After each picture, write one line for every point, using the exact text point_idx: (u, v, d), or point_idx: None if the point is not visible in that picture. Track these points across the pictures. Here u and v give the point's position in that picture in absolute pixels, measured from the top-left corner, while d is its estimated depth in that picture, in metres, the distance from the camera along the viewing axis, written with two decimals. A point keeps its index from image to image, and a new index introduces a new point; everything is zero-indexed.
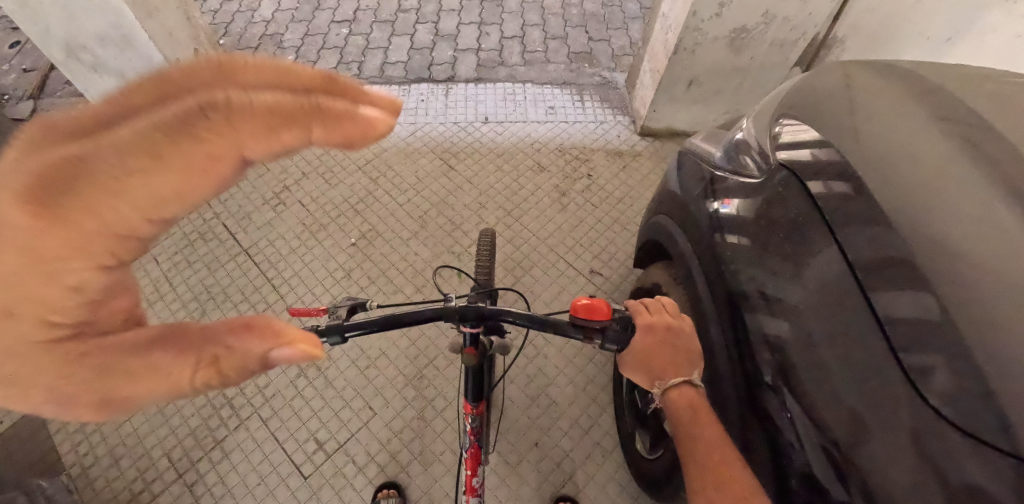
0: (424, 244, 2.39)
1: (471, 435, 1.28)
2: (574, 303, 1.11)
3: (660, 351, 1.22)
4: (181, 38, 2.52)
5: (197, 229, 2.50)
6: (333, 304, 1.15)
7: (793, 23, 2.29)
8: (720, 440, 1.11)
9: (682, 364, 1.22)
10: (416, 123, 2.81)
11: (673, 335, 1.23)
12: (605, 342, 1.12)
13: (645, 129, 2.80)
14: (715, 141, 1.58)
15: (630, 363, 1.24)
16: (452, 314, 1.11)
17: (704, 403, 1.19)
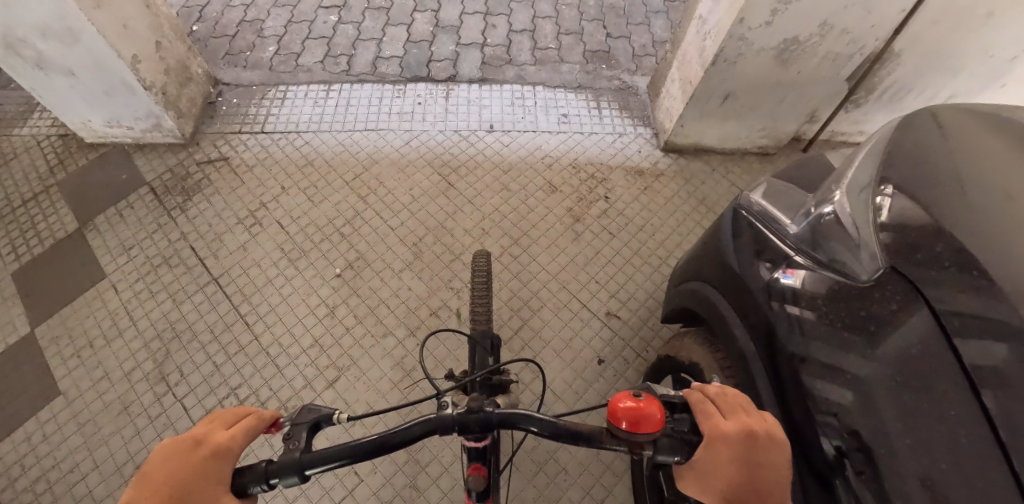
0: (419, 277, 2.11)
1: None
2: (615, 407, 0.86)
3: (740, 475, 0.82)
4: (141, 29, 2.18)
5: (163, 253, 2.21)
6: (290, 418, 0.93)
7: (851, 35, 2.00)
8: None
9: (772, 492, 0.82)
10: (412, 130, 2.48)
11: (759, 449, 0.83)
12: (654, 453, 0.87)
13: (670, 144, 2.48)
14: (781, 200, 1.28)
15: (693, 485, 0.86)
16: (453, 426, 0.94)
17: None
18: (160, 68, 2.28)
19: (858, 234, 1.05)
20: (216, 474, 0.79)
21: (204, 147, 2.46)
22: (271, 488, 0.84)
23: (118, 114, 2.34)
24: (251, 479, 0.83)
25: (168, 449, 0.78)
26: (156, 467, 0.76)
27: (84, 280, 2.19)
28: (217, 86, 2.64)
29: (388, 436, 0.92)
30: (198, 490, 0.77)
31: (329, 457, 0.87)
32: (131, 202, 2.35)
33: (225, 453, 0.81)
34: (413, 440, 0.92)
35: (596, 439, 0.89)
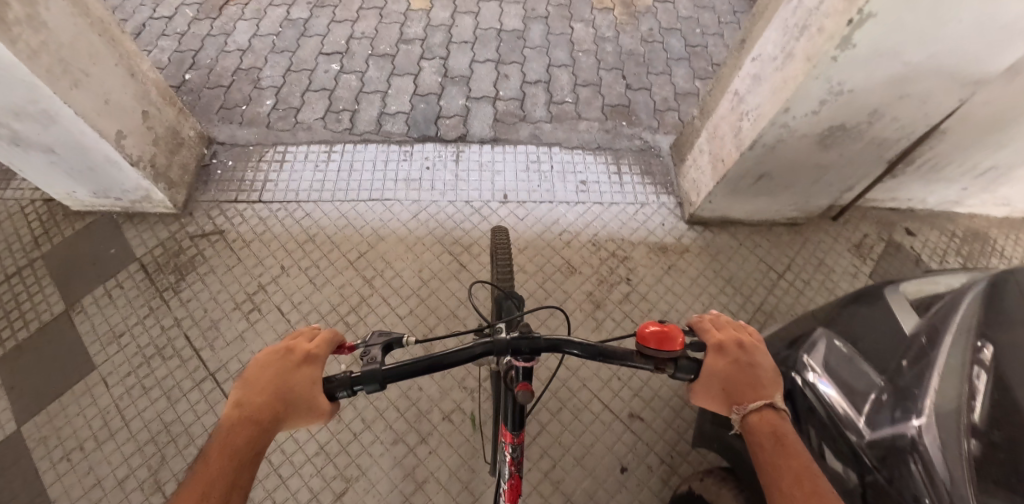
0: (429, 374, 2.00)
1: (512, 466, 1.12)
2: (642, 332, 0.98)
3: (737, 373, 1.03)
4: (126, 101, 1.99)
5: (157, 342, 2.09)
6: (367, 341, 1.05)
7: (902, 122, 1.85)
8: (811, 470, 0.90)
9: (764, 384, 1.02)
10: (420, 201, 2.31)
11: (750, 355, 1.05)
12: (675, 372, 1.02)
13: (695, 217, 2.33)
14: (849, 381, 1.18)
15: (699, 390, 1.05)
16: (507, 347, 1.02)
17: (792, 431, 0.98)
18: (148, 139, 2.10)
19: (948, 474, 0.94)
20: (307, 375, 1.00)
21: (198, 218, 2.30)
22: (355, 394, 0.99)
23: (105, 186, 2.18)
24: (339, 384, 0.98)
25: (267, 358, 1.01)
26: (260, 371, 1.00)
27: (72, 371, 2.06)
28: (211, 146, 2.46)
29: (448, 353, 1.00)
30: (295, 388, 0.98)
31: (400, 365, 0.98)
32: (120, 282, 2.21)
33: (310, 357, 1.03)
34: (472, 357, 1.01)
35: (626, 358, 1.02)
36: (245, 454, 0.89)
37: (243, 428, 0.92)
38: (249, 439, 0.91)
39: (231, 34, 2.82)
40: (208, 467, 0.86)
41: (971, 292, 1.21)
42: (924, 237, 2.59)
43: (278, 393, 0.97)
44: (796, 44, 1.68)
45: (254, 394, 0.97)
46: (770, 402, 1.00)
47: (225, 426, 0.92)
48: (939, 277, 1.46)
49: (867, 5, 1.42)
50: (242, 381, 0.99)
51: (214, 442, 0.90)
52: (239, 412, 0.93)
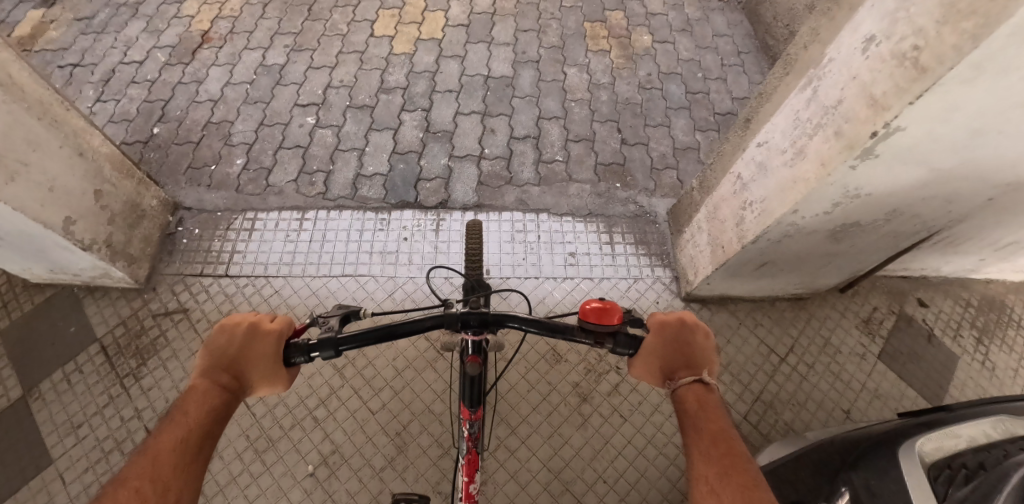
0: (403, 476, 1.86)
1: (469, 441, 1.20)
2: (584, 307, 1.04)
3: (672, 351, 1.18)
4: (74, 183, 1.84)
5: (116, 435, 1.97)
6: (324, 313, 1.09)
7: (922, 218, 1.67)
8: (724, 431, 1.09)
9: (696, 360, 1.19)
10: (396, 277, 2.17)
11: (687, 331, 1.18)
12: (614, 346, 1.09)
13: (692, 295, 2.16)
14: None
15: (640, 368, 1.18)
16: (455, 321, 1.05)
17: (718, 400, 1.16)
18: (102, 219, 1.96)
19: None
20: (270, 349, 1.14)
21: (162, 295, 2.17)
22: (311, 359, 1.07)
23: (61, 265, 2.04)
24: (295, 349, 1.07)
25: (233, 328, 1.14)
26: (222, 343, 1.12)
27: (25, 466, 1.94)
28: (177, 212, 2.32)
29: (399, 323, 1.05)
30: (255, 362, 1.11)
31: (356, 335, 1.04)
32: (79, 366, 2.08)
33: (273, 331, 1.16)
34: (423, 329, 1.05)
35: (568, 332, 1.07)
36: (216, 413, 1.07)
37: (215, 391, 1.09)
38: (221, 401, 1.09)
39: (203, 81, 2.66)
40: (185, 418, 1.05)
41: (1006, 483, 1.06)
42: (938, 308, 2.41)
43: (240, 364, 1.12)
44: (808, 142, 1.49)
45: (222, 363, 1.12)
46: (699, 377, 1.17)
47: (199, 388, 1.09)
48: (961, 427, 1.30)
49: (896, 119, 1.22)
50: (208, 349, 1.13)
51: (188, 399, 1.07)
52: (213, 375, 1.11)
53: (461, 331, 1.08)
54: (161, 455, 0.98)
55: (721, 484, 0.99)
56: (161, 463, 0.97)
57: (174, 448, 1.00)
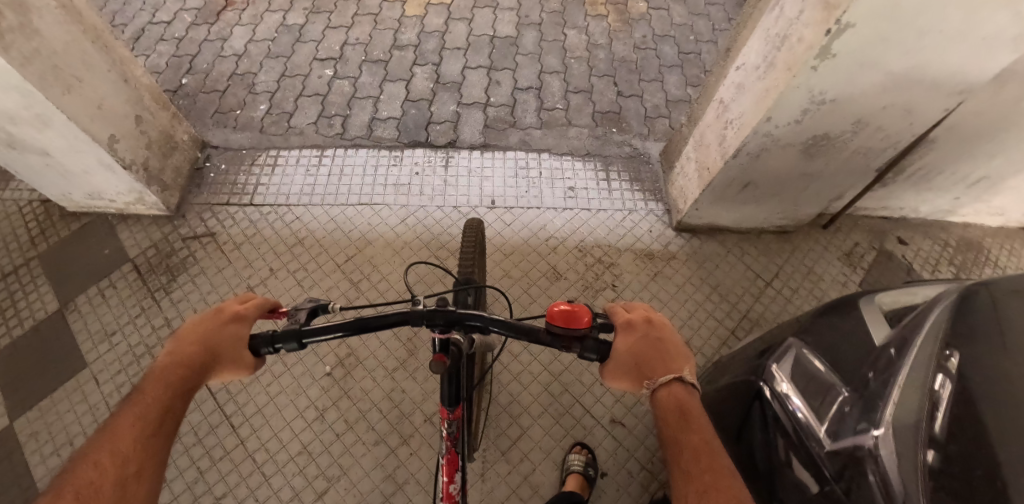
0: (413, 377, 2.02)
1: (449, 441, 1.19)
2: (551, 310, 1.02)
3: (646, 349, 1.08)
4: (117, 106, 2.02)
5: (147, 341, 2.12)
6: (293, 306, 1.12)
7: (887, 131, 1.83)
8: (709, 443, 0.96)
9: (672, 359, 1.08)
10: (409, 206, 2.35)
11: (655, 329, 1.12)
12: (583, 352, 1.04)
13: (681, 225, 2.33)
14: (818, 397, 1.18)
15: (612, 370, 1.07)
16: (421, 318, 1.06)
17: (699, 406, 1.03)
18: (141, 143, 2.15)
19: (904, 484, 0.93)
20: (235, 334, 1.08)
21: (190, 221, 2.35)
22: (276, 352, 1.05)
23: (99, 190, 2.24)
24: (260, 341, 1.05)
25: (203, 315, 1.10)
26: (190, 326, 1.07)
27: (63, 370, 2.11)
28: (205, 150, 2.51)
29: (367, 319, 1.07)
30: (221, 342, 1.06)
31: (313, 330, 1.03)
32: (114, 281, 2.25)
33: (243, 317, 1.11)
34: (388, 325, 1.05)
35: (536, 334, 1.05)
36: (174, 393, 0.99)
37: (172, 370, 1.01)
38: (180, 384, 1.00)
39: (227, 39, 2.87)
40: (142, 398, 0.96)
41: (940, 304, 1.20)
42: (918, 246, 2.56)
43: (206, 349, 1.05)
44: (777, 54, 1.68)
45: (187, 347, 1.04)
46: (679, 376, 1.05)
47: (157, 372, 1.00)
48: (918, 289, 1.44)
49: (845, 15, 1.41)
50: (177, 337, 1.07)
51: (145, 377, 0.99)
52: (176, 357, 1.03)
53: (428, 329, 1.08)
54: (118, 433, 0.91)
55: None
56: (120, 437, 0.91)
57: (133, 424, 0.93)
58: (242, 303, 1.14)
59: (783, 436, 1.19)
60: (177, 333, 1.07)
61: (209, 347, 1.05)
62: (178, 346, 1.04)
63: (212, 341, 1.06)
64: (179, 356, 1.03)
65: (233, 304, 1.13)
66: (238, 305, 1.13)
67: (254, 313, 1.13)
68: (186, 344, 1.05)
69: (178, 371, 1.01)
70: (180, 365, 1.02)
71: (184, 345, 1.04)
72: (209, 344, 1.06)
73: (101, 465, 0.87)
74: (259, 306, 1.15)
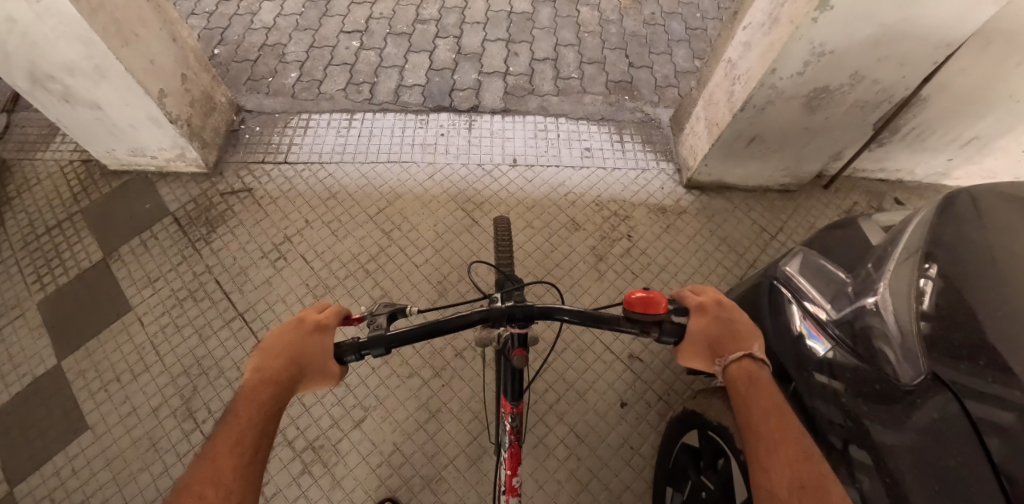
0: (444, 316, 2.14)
1: (511, 435, 1.20)
2: (630, 297, 1.12)
3: (717, 329, 1.20)
4: (165, 63, 2.15)
5: (189, 286, 2.24)
6: (372, 311, 1.15)
7: (882, 84, 1.99)
8: (779, 408, 1.09)
9: (741, 336, 1.19)
10: (435, 163, 2.49)
11: (726, 310, 1.23)
12: (661, 335, 1.16)
13: (692, 182, 2.49)
14: (823, 285, 1.33)
15: (686, 348, 1.22)
16: (502, 316, 1.12)
17: (767, 375, 1.15)
18: (185, 100, 2.28)
19: (902, 334, 1.14)
20: (318, 344, 1.16)
21: (228, 177, 2.47)
22: (362, 358, 1.13)
23: (142, 146, 2.36)
24: (348, 349, 1.13)
25: (284, 327, 1.17)
26: (275, 340, 1.14)
27: (109, 313, 2.21)
28: (240, 113, 2.64)
29: (446, 321, 1.11)
30: (307, 355, 1.14)
31: (403, 333, 1.11)
32: (155, 233, 2.36)
33: (322, 327, 1.18)
34: (469, 324, 1.13)
35: (614, 323, 1.14)
36: (268, 411, 1.04)
37: (265, 386, 1.07)
38: (272, 402, 1.06)
39: (256, 13, 3.01)
40: (238, 419, 1.01)
41: (929, 208, 1.33)
42: (914, 206, 2.71)
43: (293, 362, 1.13)
44: (782, 9, 1.83)
45: (275, 363, 1.11)
46: (749, 352, 1.17)
47: (251, 389, 1.06)
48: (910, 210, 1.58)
49: None
50: (262, 351, 1.14)
51: (239, 397, 1.05)
52: (264, 375, 1.09)
53: (507, 325, 1.13)
54: (222, 456, 0.96)
55: (775, 461, 1.01)
56: (223, 462, 0.95)
57: (234, 448, 0.97)
58: (318, 314, 1.22)
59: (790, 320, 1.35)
60: (260, 349, 1.14)
61: (294, 362, 1.13)
62: (264, 361, 1.11)
63: (296, 355, 1.13)
64: (267, 371, 1.10)
65: (310, 316, 1.21)
66: (315, 318, 1.21)
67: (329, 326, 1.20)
68: (272, 359, 1.11)
69: (269, 387, 1.07)
70: (270, 381, 1.08)
71: (270, 360, 1.11)
72: (293, 358, 1.13)
73: (208, 495, 0.90)
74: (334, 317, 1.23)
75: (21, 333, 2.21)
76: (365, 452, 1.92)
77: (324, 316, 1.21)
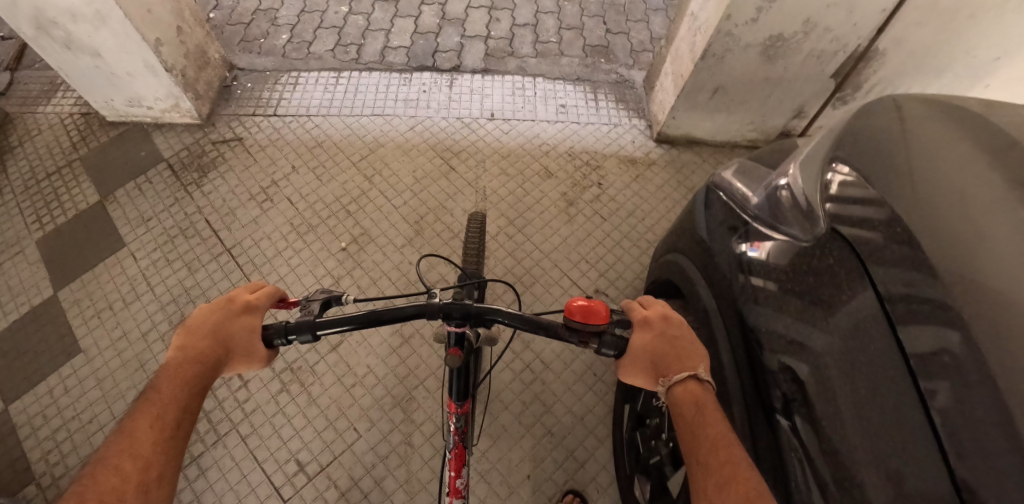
0: (419, 252, 2.23)
1: (456, 435, 1.20)
2: (569, 306, 1.03)
3: (661, 347, 1.11)
4: (161, 14, 2.28)
5: (179, 225, 2.36)
6: (306, 297, 1.13)
7: (835, 33, 2.08)
8: (728, 438, 0.97)
9: (687, 357, 1.09)
10: (417, 117, 2.62)
11: (673, 326, 1.14)
12: (600, 348, 1.06)
13: (661, 136, 2.60)
14: (751, 184, 1.40)
15: (629, 365, 1.11)
16: (437, 312, 1.08)
17: (715, 400, 1.05)
18: (180, 51, 2.42)
19: (807, 200, 1.20)
20: (248, 324, 1.10)
21: (219, 128, 2.61)
22: (289, 343, 1.08)
23: (139, 95, 2.50)
24: (274, 333, 1.08)
25: (212, 304, 1.10)
26: (200, 317, 1.08)
27: (103, 250, 2.34)
28: (233, 71, 2.78)
29: (381, 309, 1.06)
30: (236, 334, 1.08)
31: (331, 321, 1.06)
32: (150, 177, 2.50)
33: (253, 307, 1.13)
34: (404, 317, 1.07)
35: (553, 329, 1.07)
36: (194, 388, 0.99)
37: (189, 364, 1.01)
38: (198, 379, 1.01)
39: None
40: (158, 395, 0.96)
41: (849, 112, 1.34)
42: None
43: (221, 341, 1.07)
44: None
45: (201, 339, 1.05)
46: (695, 373, 1.07)
47: (174, 365, 1.00)
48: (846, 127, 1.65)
49: None
50: (186, 328, 1.07)
51: (161, 373, 0.99)
52: (190, 351, 1.03)
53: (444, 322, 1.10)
54: (138, 434, 0.90)
55: (721, 496, 0.88)
56: (139, 440, 0.90)
57: (152, 426, 0.92)
58: (249, 292, 1.16)
59: (718, 212, 1.45)
60: (186, 324, 1.08)
61: (223, 339, 1.07)
62: (191, 336, 1.05)
63: (225, 332, 1.08)
64: (193, 346, 1.04)
65: (240, 293, 1.15)
66: (246, 295, 1.15)
67: (261, 303, 1.15)
68: (200, 334, 1.06)
69: (195, 364, 1.02)
70: (197, 358, 1.03)
71: (198, 335, 1.06)
72: (223, 334, 1.08)
73: (124, 469, 0.85)
74: (267, 295, 1.18)
75: (21, 267, 2.34)
76: (340, 374, 2.05)
77: (256, 294, 1.16)
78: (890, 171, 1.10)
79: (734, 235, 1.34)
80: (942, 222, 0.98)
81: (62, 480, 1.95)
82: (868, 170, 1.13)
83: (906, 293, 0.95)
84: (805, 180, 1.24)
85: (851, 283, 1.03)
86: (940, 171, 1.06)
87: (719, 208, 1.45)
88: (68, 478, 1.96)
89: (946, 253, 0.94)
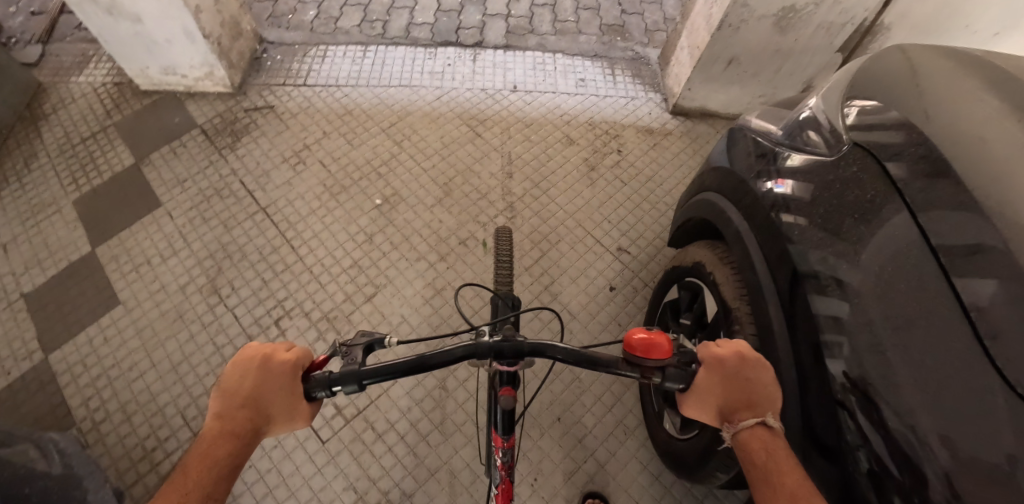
0: (449, 212, 2.33)
1: (503, 470, 1.10)
2: (629, 338, 1.01)
3: (728, 387, 1.05)
4: None
5: (215, 185, 2.44)
6: (348, 342, 1.08)
7: (843, 6, 2.17)
8: (805, 485, 0.94)
9: (757, 399, 1.05)
10: (443, 88, 2.72)
11: (746, 365, 1.06)
12: (663, 381, 1.04)
13: (677, 108, 2.73)
14: (777, 121, 1.52)
15: (693, 401, 1.08)
16: (490, 351, 1.03)
17: (786, 446, 1.01)
18: (217, 20, 2.50)
19: (831, 125, 1.33)
20: (285, 386, 1.01)
21: (251, 97, 2.70)
22: (333, 393, 1.02)
23: (175, 64, 2.58)
24: (317, 382, 1.01)
25: (247, 363, 1.02)
26: (235, 383, 1.01)
27: (140, 209, 2.41)
28: (263, 44, 2.87)
29: (430, 354, 1.02)
30: (271, 400, 1.00)
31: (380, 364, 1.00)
32: (184, 142, 2.57)
33: (290, 365, 1.02)
34: (455, 359, 1.03)
35: (611, 366, 1.04)
36: (222, 467, 0.93)
37: (220, 438, 0.95)
38: (228, 454, 0.94)
39: None
40: (185, 477, 0.90)
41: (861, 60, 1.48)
42: None
43: (254, 409, 0.99)
44: None
45: (235, 408, 0.98)
46: (763, 419, 1.03)
47: (207, 440, 0.95)
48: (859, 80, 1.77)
49: None
50: (220, 392, 1.01)
51: (191, 452, 0.94)
52: (222, 425, 0.97)
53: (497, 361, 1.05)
54: None
55: None
56: None
57: None
58: (286, 347, 1.06)
59: (746, 149, 1.55)
60: (220, 390, 1.01)
61: (257, 407, 1.00)
62: (224, 405, 0.99)
63: (259, 398, 1.00)
64: (226, 418, 0.98)
65: (276, 349, 1.04)
66: (284, 350, 1.04)
67: (299, 360, 1.04)
68: (233, 402, 0.99)
69: (226, 439, 0.95)
70: (230, 432, 0.96)
71: (231, 404, 0.99)
72: (256, 401, 1.00)
73: None
74: (304, 351, 1.06)
75: (59, 226, 2.40)
76: (375, 323, 2.09)
77: (294, 350, 1.05)
78: (913, 105, 1.21)
79: (763, 167, 1.44)
80: (965, 142, 1.08)
81: (103, 426, 1.98)
82: (892, 106, 1.24)
83: (929, 194, 1.07)
84: (828, 112, 1.38)
85: (878, 187, 1.15)
86: (957, 101, 1.17)
87: (744, 146, 1.56)
88: (109, 423, 1.99)
89: (969, 165, 1.05)
